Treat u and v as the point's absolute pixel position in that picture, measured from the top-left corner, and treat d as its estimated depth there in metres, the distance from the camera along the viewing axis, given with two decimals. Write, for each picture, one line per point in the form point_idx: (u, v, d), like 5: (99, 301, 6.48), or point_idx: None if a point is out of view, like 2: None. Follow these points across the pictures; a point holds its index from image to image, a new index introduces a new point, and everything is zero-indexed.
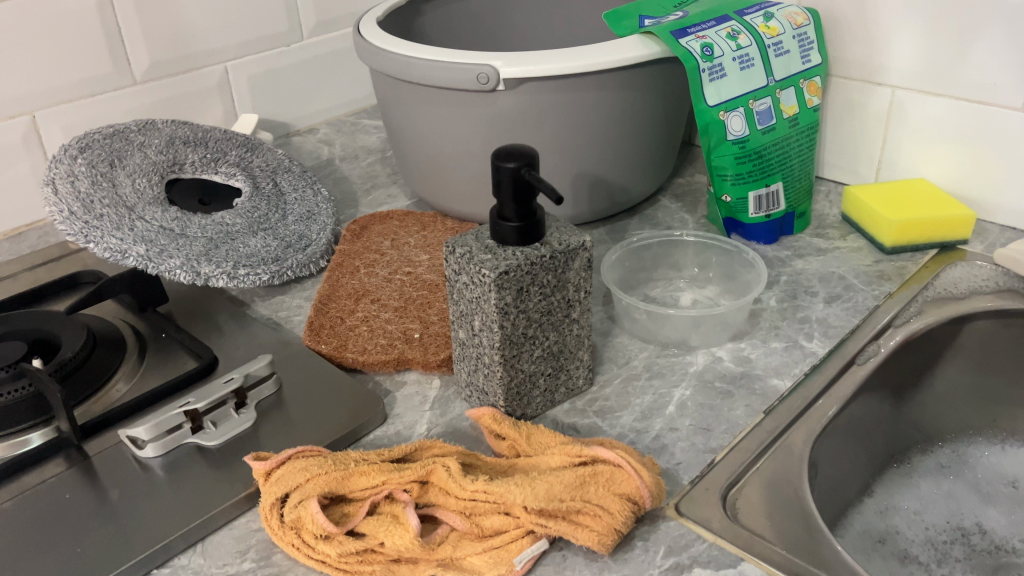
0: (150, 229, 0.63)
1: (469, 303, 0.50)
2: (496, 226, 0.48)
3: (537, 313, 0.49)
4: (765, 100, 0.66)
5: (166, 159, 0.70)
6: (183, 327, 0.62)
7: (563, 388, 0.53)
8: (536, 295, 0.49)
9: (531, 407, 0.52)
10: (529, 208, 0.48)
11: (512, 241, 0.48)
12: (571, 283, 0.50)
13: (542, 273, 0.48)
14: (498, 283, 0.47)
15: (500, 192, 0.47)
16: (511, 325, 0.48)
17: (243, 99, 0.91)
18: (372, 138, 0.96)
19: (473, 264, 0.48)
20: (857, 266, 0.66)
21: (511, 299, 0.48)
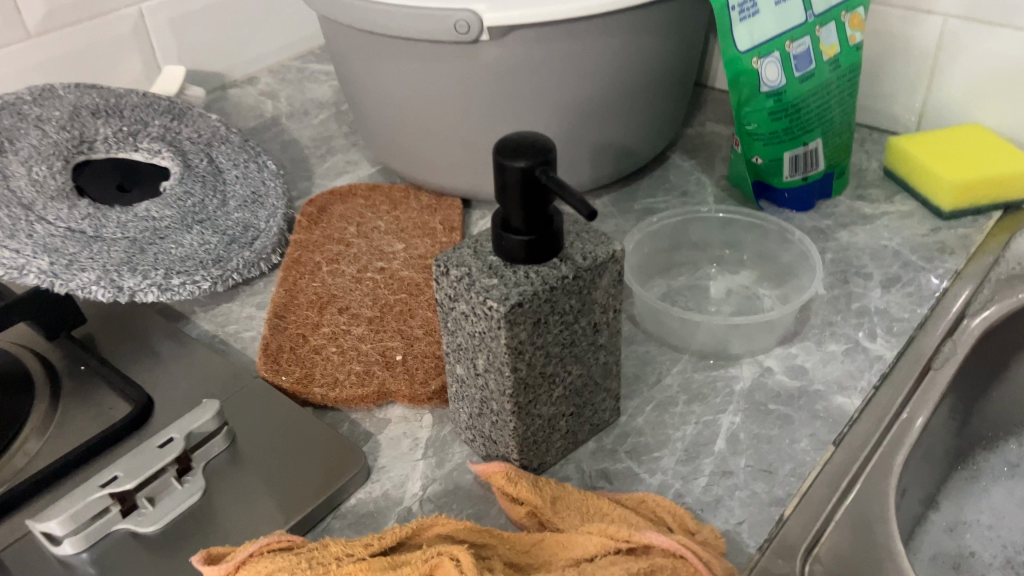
0: (53, 235, 0.50)
1: (471, 337, 0.39)
2: (500, 238, 0.37)
3: (557, 347, 0.39)
4: (804, 41, 0.54)
5: (71, 136, 0.57)
6: (108, 355, 0.50)
7: (588, 425, 0.43)
8: (556, 325, 0.38)
9: (550, 455, 0.42)
10: (545, 216, 0.36)
11: (520, 259, 0.37)
12: (598, 304, 0.39)
13: (563, 298, 0.37)
14: (509, 318, 0.36)
15: (505, 195, 0.36)
16: (525, 366, 0.38)
17: (165, 47, 0.76)
18: (322, 88, 0.82)
19: (475, 292, 0.37)
20: (912, 238, 0.56)
21: (526, 335, 0.37)
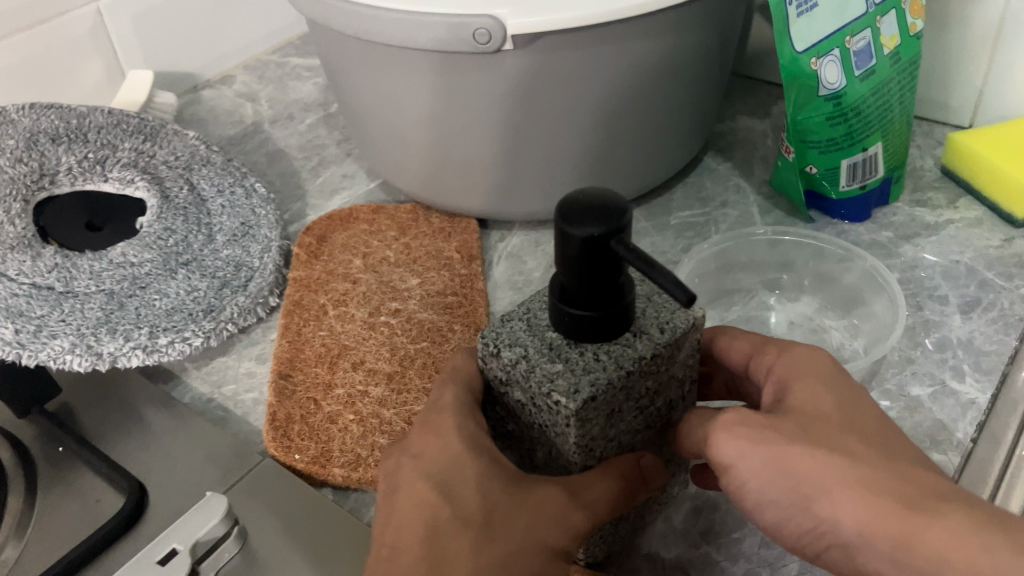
0: (17, 300, 0.44)
1: (528, 426, 0.33)
2: (562, 313, 0.31)
3: (629, 434, 0.33)
4: (865, 35, 0.48)
5: (28, 170, 0.50)
6: (90, 432, 0.44)
7: (658, 506, 0.38)
8: (630, 411, 0.32)
9: (617, 546, 0.36)
10: (617, 287, 0.30)
11: (588, 337, 0.31)
12: (676, 379, 0.33)
13: (640, 382, 0.31)
14: (581, 414, 0.29)
15: (569, 267, 0.29)
16: (593, 457, 0.32)
17: (129, 47, 0.68)
18: (307, 86, 0.74)
19: (535, 381, 0.30)
20: (985, 251, 0.50)
21: (596, 428, 0.31)
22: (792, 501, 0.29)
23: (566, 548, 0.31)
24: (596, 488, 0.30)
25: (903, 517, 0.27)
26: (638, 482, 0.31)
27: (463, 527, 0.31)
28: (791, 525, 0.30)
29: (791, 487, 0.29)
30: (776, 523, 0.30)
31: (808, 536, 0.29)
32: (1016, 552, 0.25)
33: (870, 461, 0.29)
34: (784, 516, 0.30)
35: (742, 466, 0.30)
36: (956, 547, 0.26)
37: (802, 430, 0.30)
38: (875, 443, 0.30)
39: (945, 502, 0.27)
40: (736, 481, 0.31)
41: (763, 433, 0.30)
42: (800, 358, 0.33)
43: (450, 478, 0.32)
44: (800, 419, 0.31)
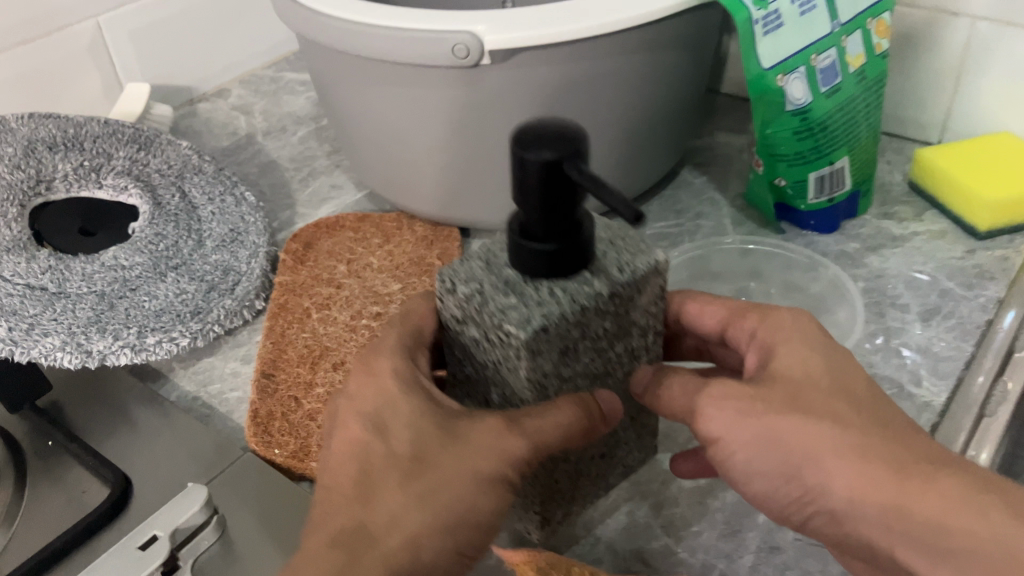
0: (10, 296, 0.46)
1: (485, 365, 0.33)
2: (517, 246, 0.30)
3: (585, 377, 0.33)
4: (829, 54, 0.50)
5: (26, 176, 0.52)
6: (78, 426, 0.46)
7: (616, 470, 0.39)
8: (587, 350, 0.32)
9: (575, 505, 0.37)
10: (572, 218, 0.29)
11: (543, 272, 0.30)
12: (637, 325, 0.33)
13: (596, 321, 0.31)
14: (531, 350, 0.29)
15: (524, 194, 0.29)
16: (546, 396, 0.32)
17: (128, 61, 0.71)
18: (300, 100, 0.77)
19: (488, 314, 0.30)
20: (947, 262, 0.52)
21: (550, 365, 0.31)
22: (785, 470, 0.32)
23: (502, 478, 0.32)
24: (543, 425, 0.31)
25: (894, 486, 0.29)
26: (593, 416, 0.32)
27: (393, 464, 0.32)
28: (782, 491, 0.32)
29: (784, 457, 0.31)
30: (766, 493, 0.33)
31: (797, 501, 0.32)
32: (1008, 517, 0.28)
33: (864, 431, 0.31)
34: (776, 484, 0.32)
35: (736, 440, 0.32)
36: (948, 515, 0.29)
37: (790, 398, 0.32)
38: (861, 407, 0.32)
39: (941, 471, 0.30)
40: (728, 454, 0.33)
41: (755, 408, 0.32)
42: (780, 322, 0.35)
43: (383, 414, 0.33)
44: (789, 388, 0.32)
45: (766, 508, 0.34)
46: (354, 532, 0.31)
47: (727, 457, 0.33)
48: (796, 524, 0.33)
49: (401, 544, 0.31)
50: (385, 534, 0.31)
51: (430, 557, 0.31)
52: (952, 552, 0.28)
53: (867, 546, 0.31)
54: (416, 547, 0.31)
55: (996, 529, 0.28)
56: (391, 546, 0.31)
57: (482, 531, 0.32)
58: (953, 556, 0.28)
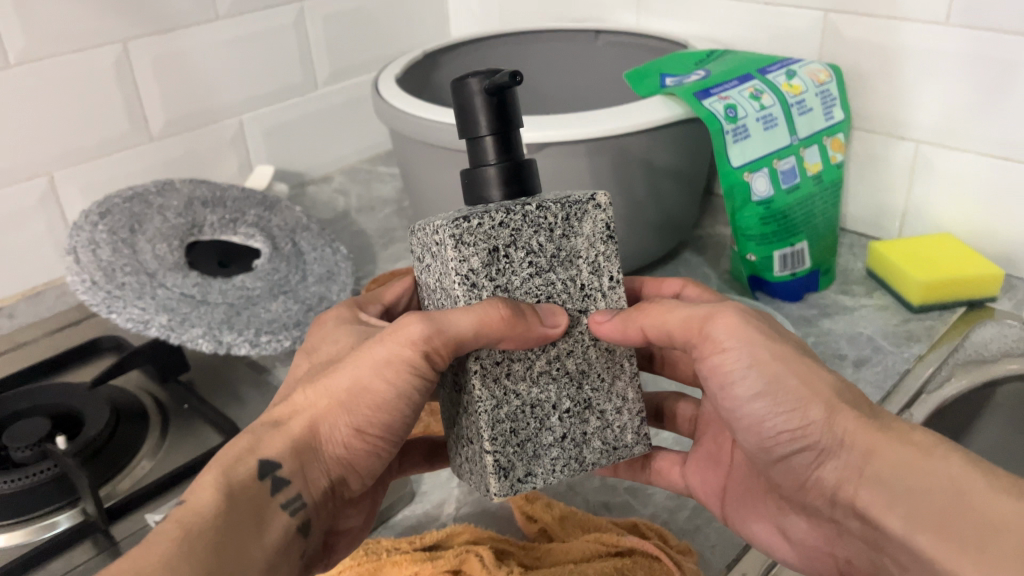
0: (170, 297, 0.63)
1: (442, 285, 0.40)
2: (473, 179, 0.39)
3: (528, 296, 0.39)
4: (789, 160, 0.66)
5: (185, 221, 0.71)
6: (205, 398, 0.62)
7: (590, 444, 0.40)
8: (520, 262, 0.38)
9: (539, 465, 0.39)
10: (506, 141, 0.38)
11: (494, 192, 0.39)
12: (577, 256, 0.39)
13: (526, 230, 0.38)
14: (455, 236, 0.37)
15: (464, 123, 0.38)
16: (479, 297, 0.38)
17: (259, 150, 0.91)
18: (387, 188, 0.96)
19: (432, 225, 0.39)
20: (884, 326, 0.66)
21: (480, 265, 0.38)
22: (790, 398, 0.38)
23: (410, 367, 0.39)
24: (456, 316, 0.37)
25: (880, 435, 0.37)
26: (517, 313, 0.36)
27: (308, 377, 0.42)
28: (779, 420, 0.39)
29: (793, 388, 0.39)
30: (761, 419, 0.40)
31: (786, 430, 0.39)
32: (966, 467, 0.34)
33: (856, 399, 0.39)
34: (777, 412, 0.39)
35: (757, 367, 0.39)
36: (917, 459, 0.35)
37: (801, 358, 0.40)
38: (855, 390, 0.40)
39: (917, 433, 0.37)
40: (747, 377, 0.39)
41: (781, 354, 0.39)
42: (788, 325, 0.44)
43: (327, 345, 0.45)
44: (806, 354, 0.40)
45: (759, 434, 0.40)
46: (269, 422, 0.40)
47: (743, 381, 0.40)
48: (776, 453, 0.40)
49: (302, 427, 0.39)
50: (289, 419, 0.40)
51: (328, 432, 0.40)
52: (910, 489, 0.35)
53: (839, 479, 0.38)
54: (315, 426, 0.40)
55: (949, 475, 0.34)
56: (295, 427, 0.39)
57: (380, 413, 0.40)
58: (910, 493, 0.35)
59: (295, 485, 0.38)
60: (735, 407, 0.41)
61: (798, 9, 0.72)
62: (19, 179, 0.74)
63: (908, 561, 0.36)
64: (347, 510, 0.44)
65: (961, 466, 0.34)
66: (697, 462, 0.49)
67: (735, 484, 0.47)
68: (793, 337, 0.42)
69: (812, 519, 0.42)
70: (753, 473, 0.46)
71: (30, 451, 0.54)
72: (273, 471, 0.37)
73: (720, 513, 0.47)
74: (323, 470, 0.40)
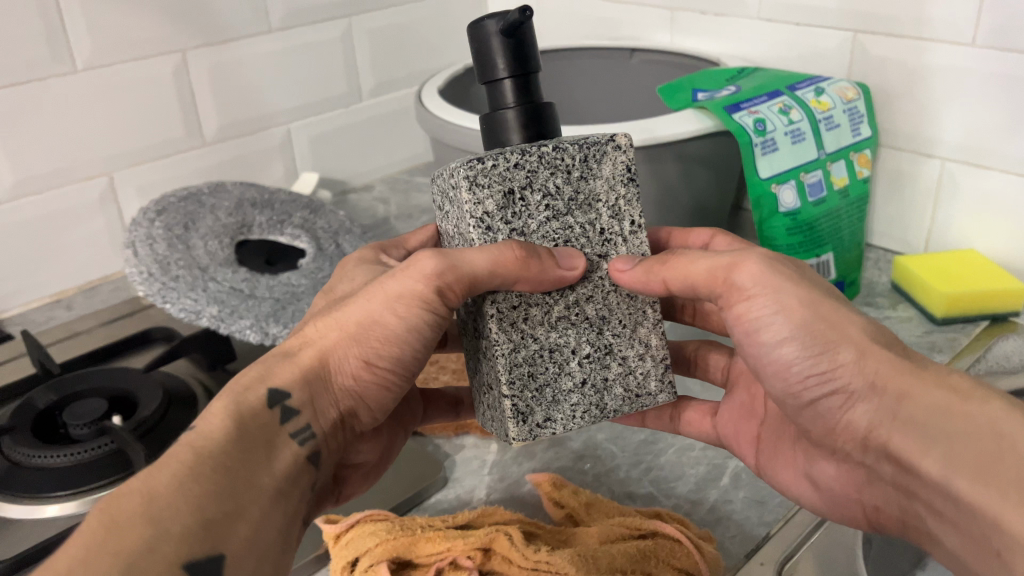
0: (221, 291, 0.66)
1: (458, 228, 0.43)
2: (494, 122, 0.42)
3: (546, 239, 0.42)
4: (816, 173, 0.68)
5: (236, 221, 0.74)
6: None
7: (612, 391, 0.43)
8: (536, 203, 0.41)
9: (558, 411, 0.42)
10: (524, 84, 0.41)
11: (514, 133, 0.41)
12: (594, 198, 0.42)
13: (543, 172, 0.41)
14: (469, 177, 0.40)
15: (484, 66, 0.40)
16: (494, 239, 0.41)
17: (304, 157, 0.95)
18: (425, 198, 1.00)
19: (449, 169, 0.42)
20: (907, 337, 0.67)
21: (495, 208, 0.41)
22: (819, 343, 0.41)
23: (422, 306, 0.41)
24: (469, 256, 0.39)
25: (912, 377, 0.39)
26: (532, 252, 0.39)
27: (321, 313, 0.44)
28: (806, 363, 0.41)
29: (821, 332, 0.41)
30: (789, 363, 0.42)
31: (813, 373, 0.41)
32: (1006, 408, 0.36)
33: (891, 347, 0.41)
34: (805, 356, 0.41)
35: (785, 313, 0.41)
36: (954, 403, 0.37)
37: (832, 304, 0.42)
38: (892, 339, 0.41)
39: (953, 376, 0.39)
40: (774, 323, 0.42)
41: (807, 301, 0.41)
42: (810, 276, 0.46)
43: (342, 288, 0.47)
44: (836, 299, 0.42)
45: (786, 379, 0.43)
46: (280, 353, 0.42)
47: (770, 327, 0.42)
48: (805, 398, 0.43)
49: (313, 357, 0.41)
50: (298, 350, 0.42)
51: (338, 363, 0.42)
52: (950, 433, 0.37)
53: (870, 422, 0.41)
54: (325, 359, 0.42)
55: (990, 418, 0.36)
56: (305, 358, 0.41)
57: (387, 346, 0.42)
58: (948, 437, 0.37)
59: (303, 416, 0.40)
60: (762, 354, 0.43)
61: (829, 29, 0.75)
62: (80, 178, 0.78)
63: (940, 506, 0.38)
64: (358, 446, 0.49)
65: (1001, 409, 0.36)
66: (729, 415, 0.53)
67: (767, 435, 0.50)
68: (823, 285, 0.43)
69: (844, 463, 0.44)
70: (786, 422, 0.49)
71: (88, 429, 0.57)
72: (282, 401, 0.39)
73: (752, 460, 0.51)
74: (331, 401, 0.42)
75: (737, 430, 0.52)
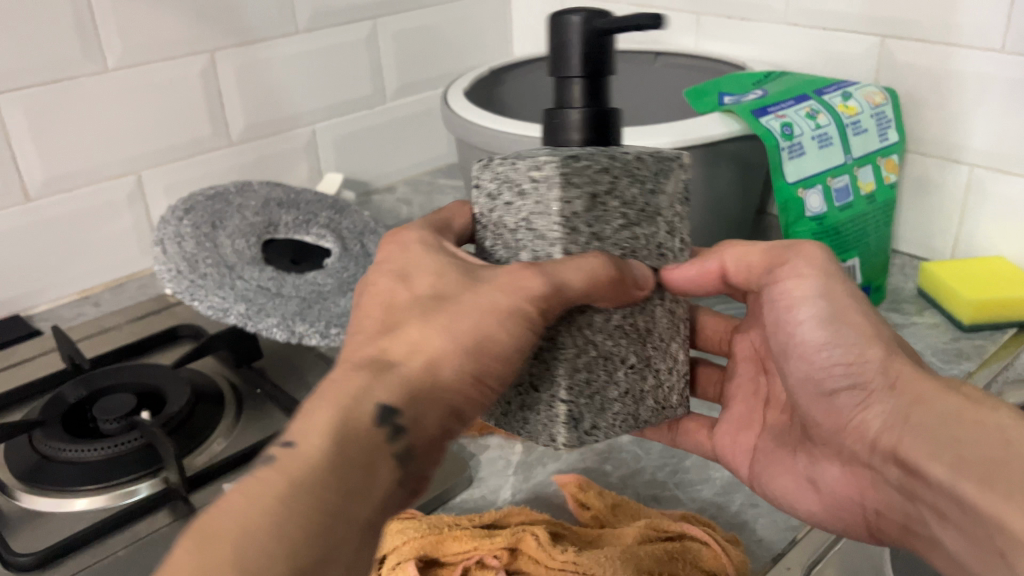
0: (249, 289, 0.66)
1: (518, 221, 0.39)
2: (557, 120, 0.39)
3: (616, 248, 0.39)
4: (843, 178, 0.68)
5: (262, 220, 0.75)
6: (276, 384, 0.66)
7: (648, 401, 0.42)
8: (614, 210, 0.38)
9: (604, 419, 0.41)
10: (599, 87, 0.39)
11: (580, 135, 0.39)
12: (664, 211, 0.40)
13: (626, 178, 0.38)
14: (562, 173, 0.37)
15: (564, 61, 0.38)
16: (574, 241, 0.38)
17: (329, 158, 0.96)
18: (448, 199, 1.00)
19: (522, 158, 0.38)
20: (934, 344, 0.67)
21: (578, 209, 0.38)
22: (851, 335, 0.43)
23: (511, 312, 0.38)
24: (567, 270, 0.37)
25: (927, 384, 0.40)
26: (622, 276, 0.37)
27: (419, 305, 0.39)
28: (836, 351, 0.43)
29: (855, 321, 0.43)
30: (815, 347, 0.44)
31: (841, 362, 0.43)
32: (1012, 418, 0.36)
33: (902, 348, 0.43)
34: (835, 343, 0.43)
35: (827, 295, 0.44)
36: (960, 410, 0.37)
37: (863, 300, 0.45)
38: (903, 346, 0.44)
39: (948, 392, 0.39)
40: (816, 304, 0.44)
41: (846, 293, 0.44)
42: None
43: None
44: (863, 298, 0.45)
45: (810, 364, 0.45)
46: None
47: (809, 307, 0.44)
48: (826, 387, 0.44)
49: None
50: None
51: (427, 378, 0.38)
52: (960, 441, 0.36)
53: (880, 425, 0.41)
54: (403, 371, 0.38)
55: (996, 423, 0.36)
56: None
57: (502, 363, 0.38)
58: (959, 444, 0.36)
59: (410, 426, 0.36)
60: (792, 337, 0.46)
61: (856, 34, 0.75)
62: (108, 177, 0.79)
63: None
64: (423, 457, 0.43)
65: (1009, 417, 0.36)
66: (729, 428, 0.54)
67: (762, 447, 0.51)
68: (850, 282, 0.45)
69: (847, 466, 0.44)
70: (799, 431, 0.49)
71: (117, 424, 0.58)
72: (392, 419, 0.36)
73: (746, 473, 0.52)
74: (438, 420, 0.38)
75: (736, 441, 0.53)
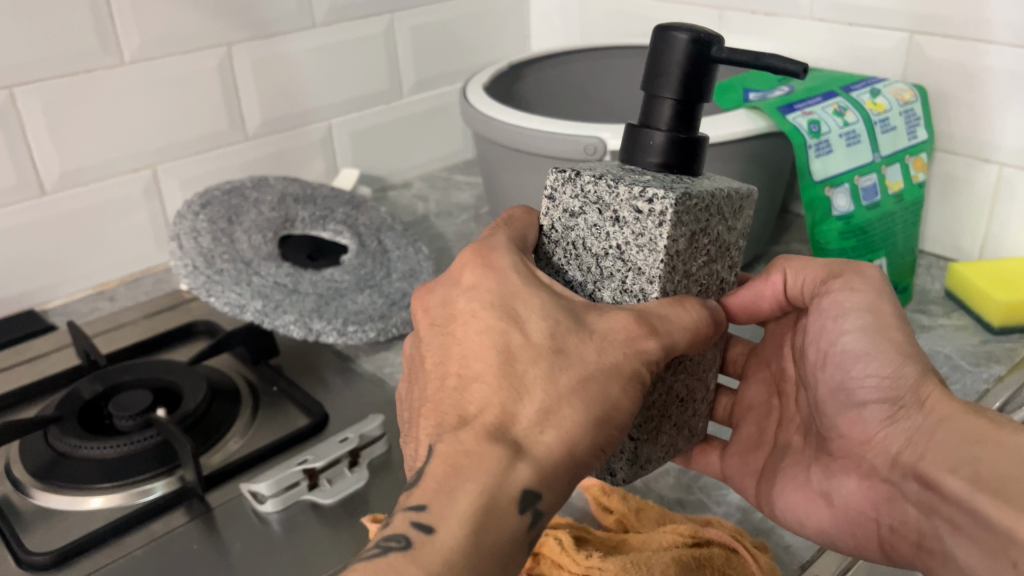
0: (265, 285, 0.65)
1: (609, 247, 0.39)
2: (644, 136, 0.39)
3: (693, 282, 0.40)
4: (871, 177, 0.66)
5: (279, 216, 0.74)
6: (293, 381, 0.65)
7: (684, 431, 0.44)
8: (702, 249, 0.39)
9: (654, 451, 0.42)
10: (693, 112, 0.38)
11: (665, 156, 0.39)
12: (733, 247, 0.41)
13: (717, 220, 0.38)
14: (678, 215, 0.36)
15: (666, 81, 0.38)
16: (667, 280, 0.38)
17: (345, 153, 0.95)
18: (464, 195, 0.99)
19: (632, 187, 0.37)
20: (963, 346, 0.65)
21: (679, 249, 0.38)
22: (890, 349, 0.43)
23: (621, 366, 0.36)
24: (672, 316, 0.37)
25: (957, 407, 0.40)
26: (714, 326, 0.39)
27: (538, 355, 0.35)
28: (873, 363, 0.43)
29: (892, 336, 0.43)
30: (854, 358, 0.44)
31: (877, 375, 0.43)
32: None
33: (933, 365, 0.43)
34: (875, 359, 0.43)
35: (872, 310, 0.44)
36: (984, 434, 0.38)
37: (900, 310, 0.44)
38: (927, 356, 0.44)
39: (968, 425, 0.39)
40: (862, 319, 0.44)
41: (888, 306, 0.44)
42: None
43: None
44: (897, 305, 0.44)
45: (845, 371, 0.45)
46: None
47: (855, 319, 0.44)
48: (856, 398, 0.44)
49: None
50: None
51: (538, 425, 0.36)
52: None
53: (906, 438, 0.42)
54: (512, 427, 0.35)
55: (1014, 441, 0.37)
56: None
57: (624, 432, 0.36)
58: None
59: (547, 499, 0.34)
60: (830, 345, 0.45)
61: (884, 30, 0.73)
62: (124, 171, 0.78)
63: (1001, 519, 0.36)
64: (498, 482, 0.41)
65: None
66: (737, 450, 0.52)
67: (772, 466, 0.50)
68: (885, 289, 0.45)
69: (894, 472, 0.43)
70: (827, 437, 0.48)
71: (133, 421, 0.57)
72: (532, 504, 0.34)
73: (752, 493, 0.51)
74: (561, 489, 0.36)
75: (743, 465, 0.52)
